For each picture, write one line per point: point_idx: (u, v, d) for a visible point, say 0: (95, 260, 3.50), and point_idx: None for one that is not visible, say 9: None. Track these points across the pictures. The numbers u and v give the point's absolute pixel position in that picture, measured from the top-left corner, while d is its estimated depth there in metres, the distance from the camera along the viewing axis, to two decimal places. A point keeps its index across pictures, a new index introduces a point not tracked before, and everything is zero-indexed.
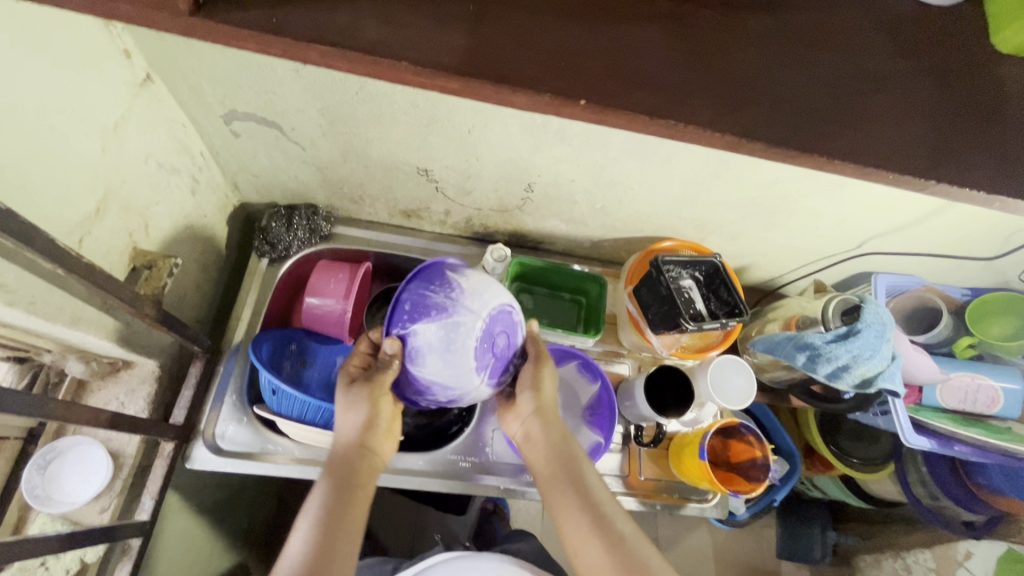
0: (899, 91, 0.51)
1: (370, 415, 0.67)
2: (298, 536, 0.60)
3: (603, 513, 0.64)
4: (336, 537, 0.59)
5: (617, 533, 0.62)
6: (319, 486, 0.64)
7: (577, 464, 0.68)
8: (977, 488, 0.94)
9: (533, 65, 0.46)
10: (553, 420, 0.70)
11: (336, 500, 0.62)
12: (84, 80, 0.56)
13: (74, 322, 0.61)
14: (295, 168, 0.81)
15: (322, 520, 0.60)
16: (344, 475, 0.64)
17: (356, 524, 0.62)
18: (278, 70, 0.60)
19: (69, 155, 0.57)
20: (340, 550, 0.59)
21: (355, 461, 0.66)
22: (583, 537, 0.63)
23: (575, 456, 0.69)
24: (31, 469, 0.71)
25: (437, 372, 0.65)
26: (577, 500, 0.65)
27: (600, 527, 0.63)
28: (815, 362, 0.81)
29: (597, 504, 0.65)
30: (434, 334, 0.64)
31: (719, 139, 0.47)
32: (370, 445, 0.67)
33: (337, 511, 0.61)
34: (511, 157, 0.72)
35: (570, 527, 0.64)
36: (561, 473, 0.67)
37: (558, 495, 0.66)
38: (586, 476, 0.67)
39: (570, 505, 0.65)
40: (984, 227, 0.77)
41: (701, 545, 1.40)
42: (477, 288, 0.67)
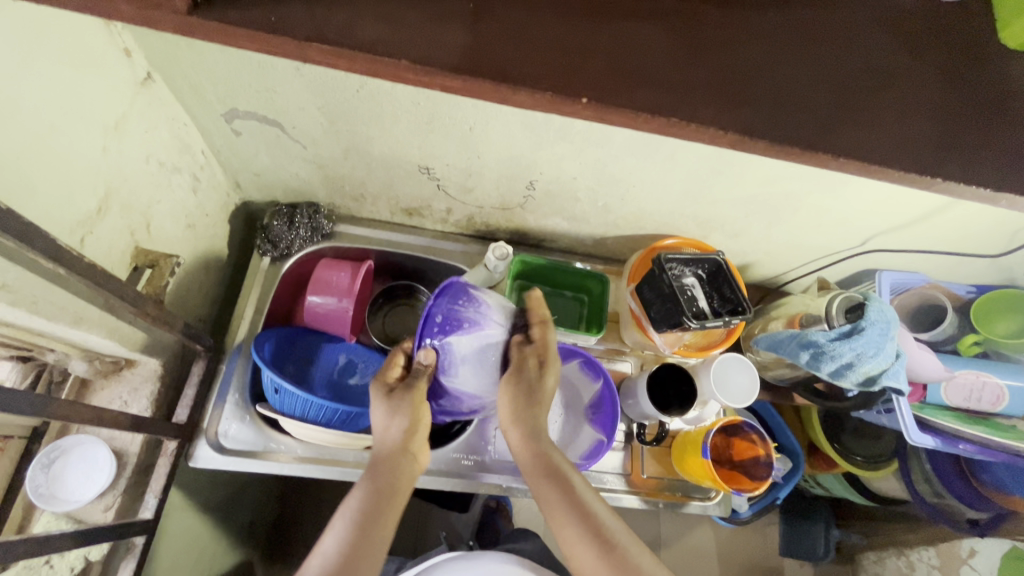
0: (904, 86, 0.50)
1: (414, 419, 0.68)
2: (331, 535, 0.60)
3: (594, 517, 0.63)
4: (370, 538, 0.60)
5: (610, 539, 0.62)
6: (357, 487, 0.64)
7: (563, 467, 0.67)
8: (983, 487, 0.93)
9: (534, 63, 0.46)
10: (540, 424, 0.69)
11: (373, 503, 0.62)
12: (85, 79, 0.56)
13: (76, 321, 0.61)
14: (296, 167, 0.81)
15: (358, 522, 0.61)
16: (386, 480, 0.65)
17: (390, 527, 0.62)
18: (279, 68, 0.60)
19: (70, 154, 0.57)
20: (371, 552, 0.59)
21: (398, 466, 0.66)
22: (575, 540, 0.62)
23: (560, 460, 0.67)
24: (35, 467, 0.71)
25: (468, 384, 0.72)
26: (566, 505, 0.63)
27: (593, 531, 0.62)
28: (818, 361, 0.80)
29: (586, 508, 0.64)
30: (470, 350, 0.70)
31: (722, 136, 0.46)
32: (411, 449, 0.68)
33: (372, 513, 0.62)
34: (513, 155, 0.72)
35: (561, 529, 0.64)
36: (548, 477, 0.66)
37: (547, 497, 0.65)
38: (573, 480, 0.66)
39: (561, 509, 0.64)
40: (990, 223, 0.76)
41: (704, 543, 1.40)
42: (497, 302, 0.74)
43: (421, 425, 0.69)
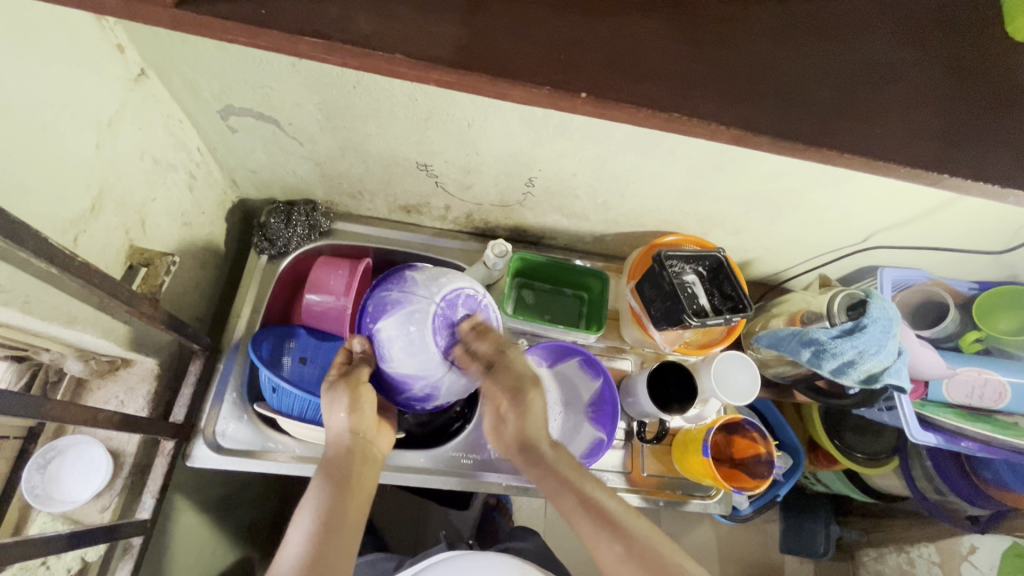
0: (909, 80, 0.49)
1: (354, 403, 0.67)
2: (297, 530, 0.59)
3: (611, 517, 0.62)
4: (334, 531, 0.59)
5: (631, 535, 0.61)
6: (314, 482, 0.63)
7: (571, 471, 0.66)
8: (983, 483, 0.93)
9: (532, 57, 0.45)
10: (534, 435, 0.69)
11: (331, 495, 0.62)
12: (77, 76, 0.55)
13: (70, 321, 0.61)
14: (293, 164, 0.80)
15: (320, 513, 0.60)
16: (340, 469, 0.65)
17: (353, 519, 0.62)
18: (274, 64, 0.59)
19: (62, 151, 0.56)
20: (339, 545, 0.58)
21: (349, 455, 0.66)
22: (597, 541, 0.62)
23: (566, 466, 0.67)
24: (31, 468, 0.71)
25: (406, 365, 0.68)
26: (580, 508, 0.63)
27: (612, 528, 0.62)
28: (820, 358, 0.80)
29: (602, 508, 0.63)
30: (393, 328, 0.68)
31: (723, 132, 0.45)
32: (362, 435, 0.68)
33: (333, 507, 0.61)
34: (512, 151, 0.71)
35: (583, 534, 0.63)
36: (558, 484, 0.65)
37: (561, 503, 0.65)
38: (585, 483, 0.65)
39: (576, 512, 0.63)
40: (994, 220, 0.75)
41: (704, 540, 1.40)
42: (430, 277, 0.71)
43: (366, 409, 0.68)
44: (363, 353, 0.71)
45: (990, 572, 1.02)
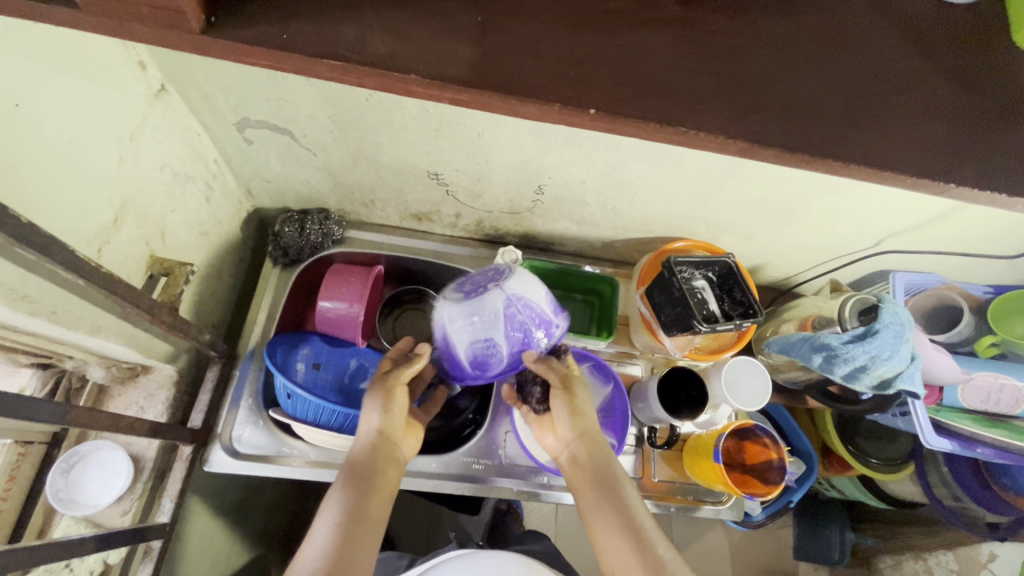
0: (916, 91, 0.50)
1: (388, 405, 0.69)
2: (324, 523, 0.61)
3: (640, 529, 0.64)
4: (356, 532, 0.61)
5: (655, 555, 0.62)
6: (341, 477, 0.66)
7: (614, 472, 0.69)
8: (1003, 490, 0.91)
9: (541, 74, 0.46)
10: (590, 442, 0.70)
11: (354, 495, 0.64)
12: (100, 93, 0.57)
13: (94, 330, 0.63)
14: (306, 174, 0.82)
15: (346, 511, 0.62)
16: (368, 469, 0.66)
17: (374, 518, 0.64)
18: (290, 79, 0.61)
19: (88, 166, 0.58)
20: (362, 543, 0.61)
21: (378, 455, 0.67)
22: (621, 555, 0.62)
23: (613, 468, 0.69)
24: (55, 472, 0.73)
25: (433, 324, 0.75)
26: (617, 517, 0.65)
27: (638, 543, 0.63)
28: (832, 364, 0.79)
29: (635, 522, 0.65)
30: None
31: (731, 144, 0.46)
32: (392, 438, 0.70)
33: (358, 510, 0.63)
34: (521, 160, 0.72)
35: (607, 545, 0.64)
36: (599, 484, 0.68)
37: (594, 505, 0.67)
38: (626, 491, 0.67)
39: (612, 518, 0.65)
40: (1007, 224, 0.75)
41: (716, 546, 1.39)
42: None
43: (397, 409, 0.70)
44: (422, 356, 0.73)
45: None
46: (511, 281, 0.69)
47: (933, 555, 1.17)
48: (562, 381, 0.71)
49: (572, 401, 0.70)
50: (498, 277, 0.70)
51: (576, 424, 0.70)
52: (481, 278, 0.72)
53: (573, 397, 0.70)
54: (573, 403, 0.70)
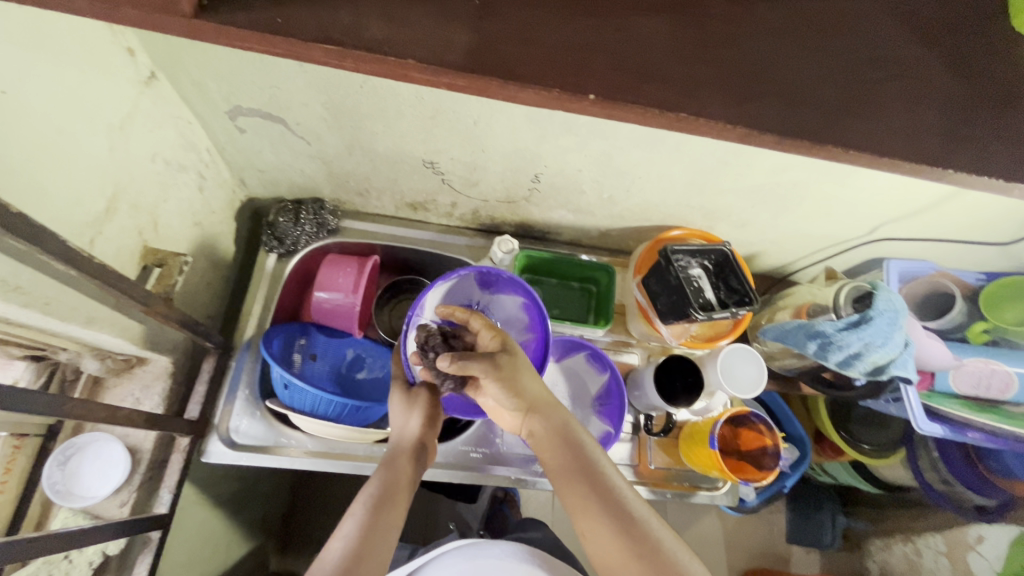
0: (914, 77, 0.50)
1: (431, 413, 0.74)
2: (352, 519, 0.62)
3: (619, 498, 0.60)
4: (381, 531, 0.61)
5: (630, 515, 0.59)
6: (371, 479, 0.66)
7: (577, 434, 0.65)
8: (989, 472, 0.93)
9: (539, 60, 0.45)
10: (543, 412, 0.66)
11: (381, 496, 0.64)
12: (89, 81, 0.56)
13: (88, 322, 0.62)
14: (301, 163, 0.81)
15: (371, 511, 0.62)
16: (399, 471, 0.68)
17: (398, 520, 0.64)
18: (284, 66, 0.60)
19: (79, 155, 0.57)
20: (387, 536, 0.61)
21: (409, 458, 0.70)
22: (595, 519, 0.60)
23: (577, 431, 0.66)
24: (52, 465, 0.73)
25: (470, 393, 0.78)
26: (586, 483, 0.61)
27: (613, 507, 0.59)
28: (826, 351, 0.80)
29: (605, 483, 0.61)
30: None
31: (731, 131, 0.46)
32: (426, 445, 0.73)
33: (383, 511, 0.62)
34: (517, 148, 0.71)
35: (583, 518, 0.61)
36: (565, 451, 0.64)
37: (563, 473, 0.64)
38: (594, 453, 0.64)
39: (578, 483, 0.62)
40: (1000, 211, 0.75)
41: (711, 531, 1.41)
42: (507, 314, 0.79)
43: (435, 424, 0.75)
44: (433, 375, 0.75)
45: (997, 562, 1.01)
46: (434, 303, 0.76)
47: (922, 537, 1.19)
48: (492, 363, 0.64)
49: (510, 380, 0.65)
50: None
51: (522, 400, 0.66)
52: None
53: (507, 372, 0.64)
54: (511, 378, 0.64)
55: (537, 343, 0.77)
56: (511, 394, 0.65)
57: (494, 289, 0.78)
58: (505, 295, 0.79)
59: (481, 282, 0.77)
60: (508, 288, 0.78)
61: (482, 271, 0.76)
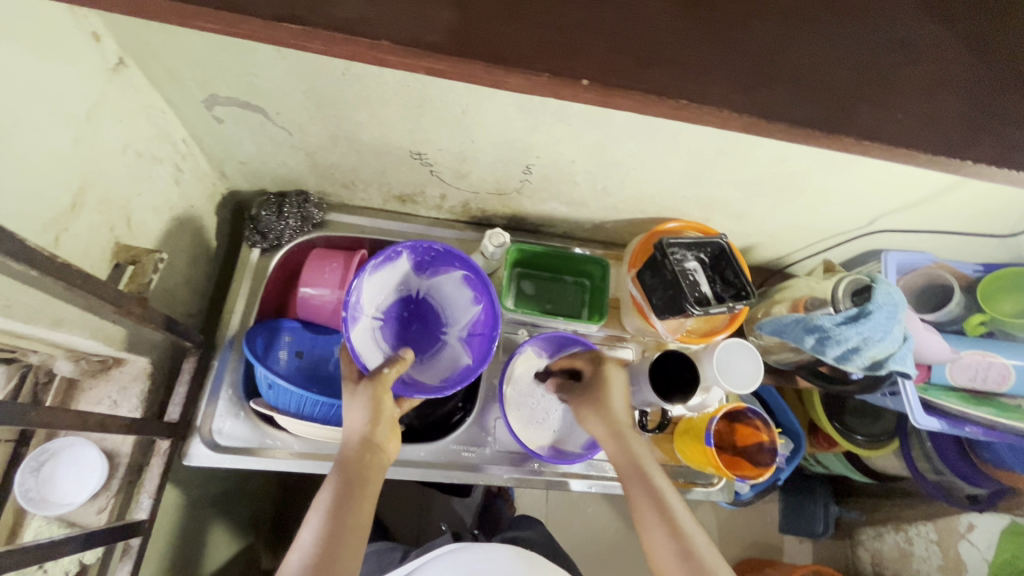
0: (923, 61, 0.47)
1: (376, 411, 0.68)
2: (308, 529, 0.61)
3: (677, 523, 0.67)
4: (338, 544, 0.60)
5: (688, 543, 0.66)
6: (325, 486, 0.64)
7: (645, 458, 0.73)
8: (982, 463, 0.93)
9: (528, 42, 0.43)
10: (620, 434, 0.74)
11: (337, 501, 0.62)
12: (50, 68, 0.53)
13: (55, 323, 0.59)
14: (283, 154, 0.78)
15: (328, 523, 0.61)
16: (352, 474, 0.64)
17: (360, 527, 0.62)
18: (260, 52, 0.56)
19: (40, 147, 0.54)
20: (346, 548, 0.60)
21: (361, 458, 0.66)
22: (656, 537, 0.67)
23: (641, 456, 0.73)
24: (24, 471, 0.70)
25: (424, 376, 0.80)
26: (653, 506, 0.69)
27: (670, 524, 0.67)
28: (824, 345, 0.78)
29: (668, 510, 0.68)
30: (463, 357, 0.81)
31: (735, 119, 0.44)
32: (376, 442, 0.67)
33: (338, 521, 0.61)
34: (508, 138, 0.69)
35: (648, 536, 0.68)
36: (633, 472, 0.72)
37: (633, 492, 0.71)
38: (659, 480, 0.71)
39: (643, 502, 0.69)
40: (1002, 202, 0.73)
41: (705, 523, 1.41)
42: (449, 290, 0.83)
43: (383, 415, 0.68)
44: (398, 361, 0.73)
45: (987, 551, 1.03)
46: (372, 292, 0.78)
47: (913, 526, 1.20)
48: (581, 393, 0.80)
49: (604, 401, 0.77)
50: (436, 308, 0.85)
51: (610, 423, 0.75)
52: (454, 317, 0.84)
53: (601, 401, 0.77)
54: (599, 405, 0.77)
55: (485, 314, 0.79)
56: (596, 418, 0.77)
57: (433, 270, 0.82)
58: (448, 275, 0.82)
59: (418, 268, 0.82)
60: (446, 265, 0.81)
61: (413, 254, 0.80)
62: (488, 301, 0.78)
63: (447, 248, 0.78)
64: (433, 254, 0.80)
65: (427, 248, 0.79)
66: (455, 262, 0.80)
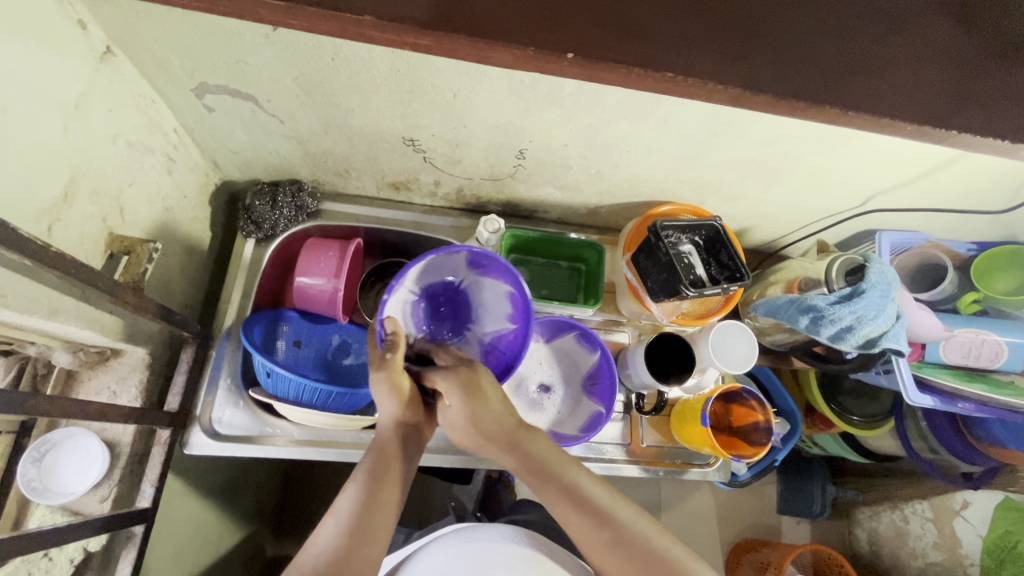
0: (912, 32, 0.47)
1: (401, 394, 0.66)
2: (345, 498, 0.59)
3: (608, 510, 0.60)
4: (373, 518, 0.57)
5: (627, 530, 0.59)
6: (363, 460, 0.63)
7: (551, 456, 0.63)
8: (977, 441, 0.93)
9: (512, 16, 0.43)
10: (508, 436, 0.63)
11: (374, 473, 0.61)
12: (38, 56, 0.52)
13: (52, 314, 0.59)
14: (275, 143, 0.77)
15: (365, 494, 0.59)
16: (387, 451, 0.64)
17: (395, 503, 0.60)
18: (247, 38, 0.56)
19: (30, 135, 0.54)
20: (382, 522, 0.58)
21: (396, 437, 0.65)
22: (584, 534, 0.60)
23: (551, 450, 0.64)
24: (26, 461, 0.71)
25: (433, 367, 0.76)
26: (571, 503, 0.60)
27: (604, 521, 0.59)
28: (818, 325, 0.79)
29: (596, 504, 0.60)
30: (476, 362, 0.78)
31: (721, 92, 0.44)
32: (410, 421, 0.67)
33: (374, 494, 0.59)
34: (500, 123, 0.68)
35: (578, 534, 0.60)
36: (542, 475, 0.62)
37: (545, 492, 0.61)
38: (573, 475, 0.61)
39: (565, 506, 0.60)
40: (995, 178, 0.73)
41: (704, 505, 1.43)
42: (491, 299, 0.78)
43: (410, 398, 0.67)
44: (393, 338, 0.66)
45: (982, 526, 1.05)
46: (417, 271, 0.75)
47: (908, 505, 1.21)
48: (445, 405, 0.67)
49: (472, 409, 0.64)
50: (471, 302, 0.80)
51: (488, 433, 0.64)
52: (483, 322, 0.79)
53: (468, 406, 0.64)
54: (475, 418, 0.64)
55: (519, 334, 0.75)
56: (478, 431, 0.64)
57: (484, 272, 0.77)
58: (493, 280, 0.77)
59: (471, 263, 0.77)
60: (495, 272, 0.76)
61: (472, 253, 0.75)
62: (526, 328, 0.74)
63: (508, 265, 0.73)
64: (491, 261, 0.75)
65: (488, 256, 0.74)
66: (508, 279, 0.75)
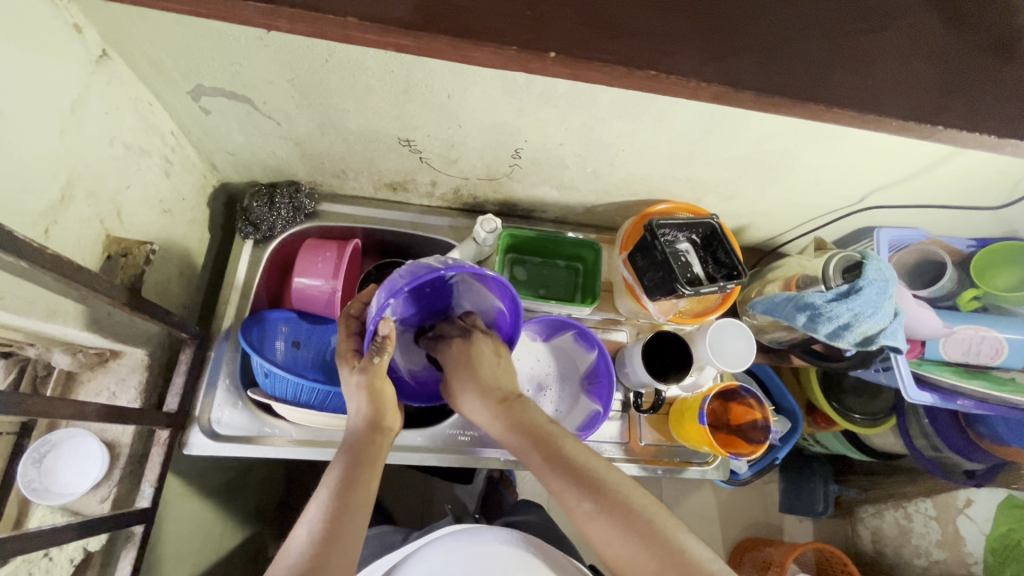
0: (902, 27, 0.47)
1: (377, 396, 0.67)
2: (315, 503, 0.59)
3: (594, 476, 0.60)
4: (345, 520, 0.57)
5: (614, 496, 0.59)
6: (334, 465, 0.63)
7: (540, 424, 0.66)
8: (978, 437, 0.93)
9: (498, 14, 0.43)
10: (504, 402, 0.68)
11: (346, 476, 0.61)
12: (32, 60, 0.53)
13: (50, 315, 0.60)
14: (272, 144, 0.78)
15: (337, 497, 0.59)
16: (357, 453, 0.64)
17: (367, 504, 0.61)
18: (240, 40, 0.56)
19: (25, 139, 0.54)
20: (354, 523, 0.58)
21: (366, 440, 0.66)
22: (574, 501, 0.59)
23: (539, 421, 0.66)
24: (26, 463, 0.71)
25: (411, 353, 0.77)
26: (557, 467, 0.61)
27: (590, 489, 0.59)
28: (815, 323, 0.78)
29: (582, 470, 0.61)
30: None
31: (705, 89, 0.44)
32: (384, 425, 0.68)
33: (346, 496, 0.59)
34: (496, 122, 0.68)
35: (568, 502, 0.60)
36: (529, 442, 0.64)
37: (532, 461, 0.63)
38: (558, 441, 0.64)
39: (551, 473, 0.61)
40: (994, 174, 0.73)
41: (705, 503, 1.43)
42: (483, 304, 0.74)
43: (385, 401, 0.68)
44: (382, 341, 0.65)
45: (986, 524, 1.05)
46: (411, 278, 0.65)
47: (911, 503, 1.20)
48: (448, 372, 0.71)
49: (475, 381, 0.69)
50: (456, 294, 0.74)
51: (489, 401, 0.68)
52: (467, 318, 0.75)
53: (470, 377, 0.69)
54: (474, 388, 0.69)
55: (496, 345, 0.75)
56: (478, 398, 0.69)
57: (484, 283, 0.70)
58: (489, 291, 0.71)
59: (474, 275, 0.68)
60: (497, 290, 0.70)
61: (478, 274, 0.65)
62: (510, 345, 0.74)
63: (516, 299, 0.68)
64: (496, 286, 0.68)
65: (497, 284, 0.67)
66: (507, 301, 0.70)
